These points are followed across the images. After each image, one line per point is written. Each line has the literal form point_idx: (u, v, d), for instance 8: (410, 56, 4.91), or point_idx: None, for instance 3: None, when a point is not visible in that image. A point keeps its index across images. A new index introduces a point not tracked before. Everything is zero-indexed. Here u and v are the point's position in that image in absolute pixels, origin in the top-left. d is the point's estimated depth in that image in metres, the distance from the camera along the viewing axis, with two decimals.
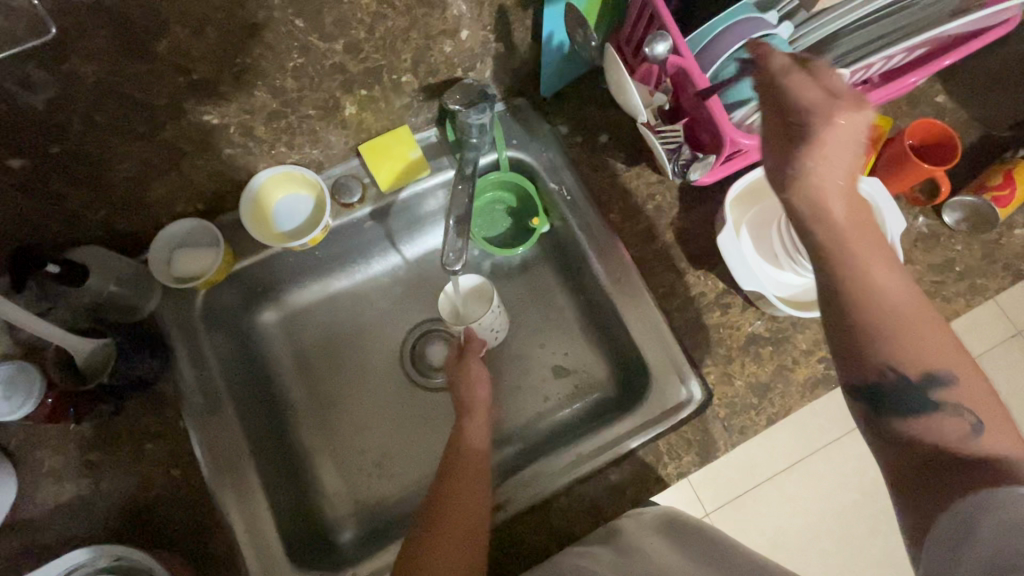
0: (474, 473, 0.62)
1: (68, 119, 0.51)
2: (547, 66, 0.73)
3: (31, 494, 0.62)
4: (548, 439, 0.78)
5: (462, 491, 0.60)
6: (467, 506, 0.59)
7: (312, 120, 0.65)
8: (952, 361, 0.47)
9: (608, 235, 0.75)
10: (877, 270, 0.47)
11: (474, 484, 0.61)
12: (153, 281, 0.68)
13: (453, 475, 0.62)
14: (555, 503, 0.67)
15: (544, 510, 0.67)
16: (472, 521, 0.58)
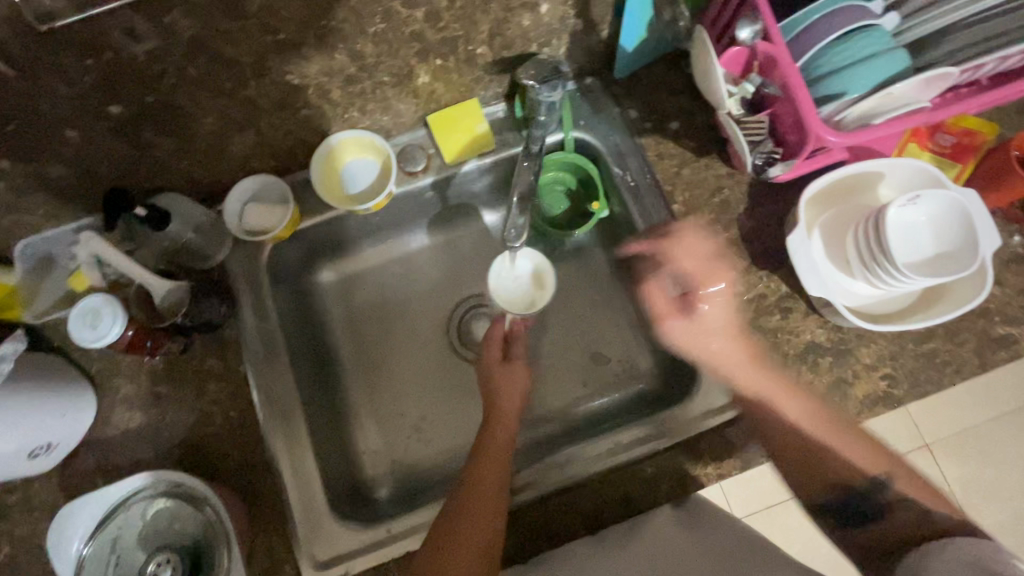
0: (494, 462, 0.63)
1: (162, 70, 0.53)
2: (624, 46, 0.71)
3: (107, 417, 0.67)
4: (584, 427, 0.79)
5: (484, 477, 0.61)
6: (487, 494, 0.60)
7: (385, 87, 0.66)
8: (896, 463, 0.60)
9: (670, 225, 0.73)
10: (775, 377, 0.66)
11: (497, 472, 0.62)
12: (225, 231, 0.71)
13: (481, 463, 0.62)
14: (584, 489, 0.67)
15: (571, 495, 0.67)
16: (489, 504, 0.59)
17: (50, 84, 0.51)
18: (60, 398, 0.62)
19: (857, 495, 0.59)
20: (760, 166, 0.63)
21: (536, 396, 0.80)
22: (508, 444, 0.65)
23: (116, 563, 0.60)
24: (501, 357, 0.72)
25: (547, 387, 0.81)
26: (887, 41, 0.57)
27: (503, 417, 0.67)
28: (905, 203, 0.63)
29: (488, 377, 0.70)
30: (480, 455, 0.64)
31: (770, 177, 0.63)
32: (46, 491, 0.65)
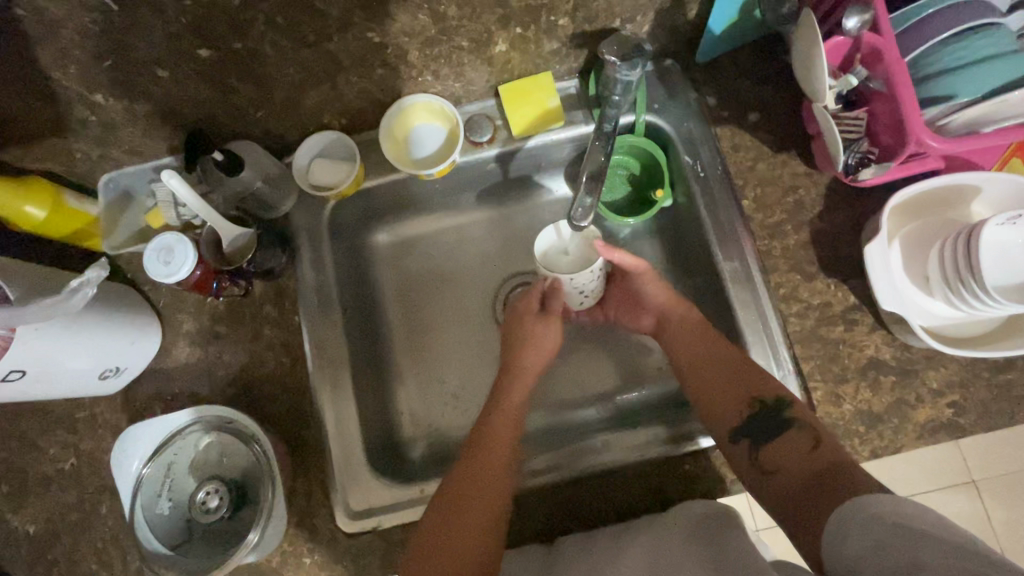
0: (500, 433, 0.65)
1: (254, 19, 0.54)
2: (711, 29, 0.67)
3: (169, 349, 0.71)
4: (610, 418, 0.78)
5: (493, 447, 0.64)
6: (491, 460, 0.62)
7: (462, 52, 0.65)
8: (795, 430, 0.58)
9: (737, 221, 0.70)
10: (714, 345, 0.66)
11: (504, 442, 0.64)
12: (292, 184, 0.73)
13: (483, 437, 0.64)
14: (607, 481, 0.66)
15: (591, 482, 0.66)
16: (491, 470, 0.62)
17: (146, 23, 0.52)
18: (132, 325, 0.66)
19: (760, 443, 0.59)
20: (849, 167, 0.59)
21: (559, 381, 0.81)
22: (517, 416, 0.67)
23: (169, 484, 0.64)
24: (539, 309, 0.73)
25: (582, 372, 0.81)
26: (1011, 43, 0.52)
27: (519, 378, 0.70)
28: (1005, 222, 0.56)
29: (520, 331, 0.72)
30: (488, 430, 0.65)
31: (856, 181, 0.58)
32: (111, 412, 0.69)
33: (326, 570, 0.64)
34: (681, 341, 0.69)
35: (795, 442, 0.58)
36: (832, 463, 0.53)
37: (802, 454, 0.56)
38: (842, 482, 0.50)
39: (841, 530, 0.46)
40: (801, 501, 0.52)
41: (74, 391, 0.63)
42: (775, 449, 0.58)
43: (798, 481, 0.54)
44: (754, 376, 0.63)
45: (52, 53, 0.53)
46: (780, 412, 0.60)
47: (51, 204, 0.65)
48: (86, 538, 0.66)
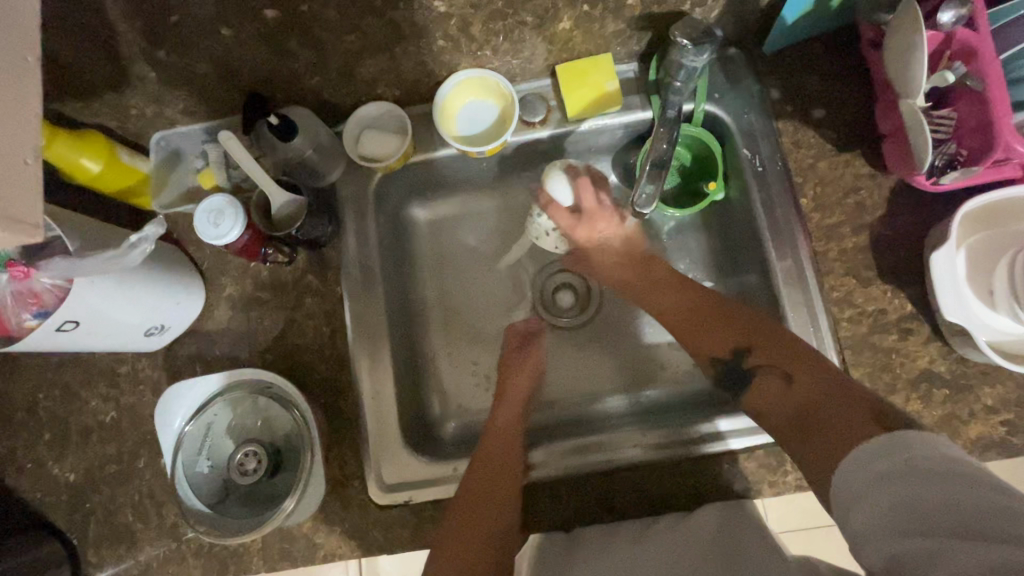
0: (504, 423, 0.69)
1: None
2: (785, 17, 0.65)
3: (211, 311, 0.71)
4: (638, 412, 0.76)
5: (495, 459, 0.65)
6: (503, 447, 0.66)
7: (525, 28, 0.63)
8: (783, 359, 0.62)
9: (792, 218, 0.68)
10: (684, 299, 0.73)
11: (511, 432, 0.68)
12: (341, 153, 0.72)
13: (494, 431, 0.68)
14: (618, 477, 0.66)
15: (608, 477, 0.66)
16: (507, 466, 0.65)
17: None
18: (178, 284, 0.66)
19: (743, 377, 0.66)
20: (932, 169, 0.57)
21: (580, 374, 0.80)
22: (522, 404, 0.72)
23: (208, 445, 0.64)
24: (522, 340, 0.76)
25: (607, 365, 0.80)
26: None
27: (521, 373, 0.74)
28: None
29: (508, 362, 0.74)
30: (495, 424, 0.69)
31: (936, 185, 0.57)
32: (152, 369, 0.70)
33: (356, 541, 0.64)
34: (655, 296, 0.75)
35: (770, 382, 0.62)
36: (823, 395, 0.57)
37: (780, 392, 0.60)
38: (835, 416, 0.54)
39: (850, 494, 0.47)
40: (796, 429, 0.56)
41: (121, 346, 0.64)
42: (756, 391, 0.63)
43: (786, 419, 0.58)
44: (728, 325, 0.68)
45: (121, 5, 0.52)
46: (745, 357, 0.66)
47: (106, 159, 0.65)
48: (124, 490, 0.68)
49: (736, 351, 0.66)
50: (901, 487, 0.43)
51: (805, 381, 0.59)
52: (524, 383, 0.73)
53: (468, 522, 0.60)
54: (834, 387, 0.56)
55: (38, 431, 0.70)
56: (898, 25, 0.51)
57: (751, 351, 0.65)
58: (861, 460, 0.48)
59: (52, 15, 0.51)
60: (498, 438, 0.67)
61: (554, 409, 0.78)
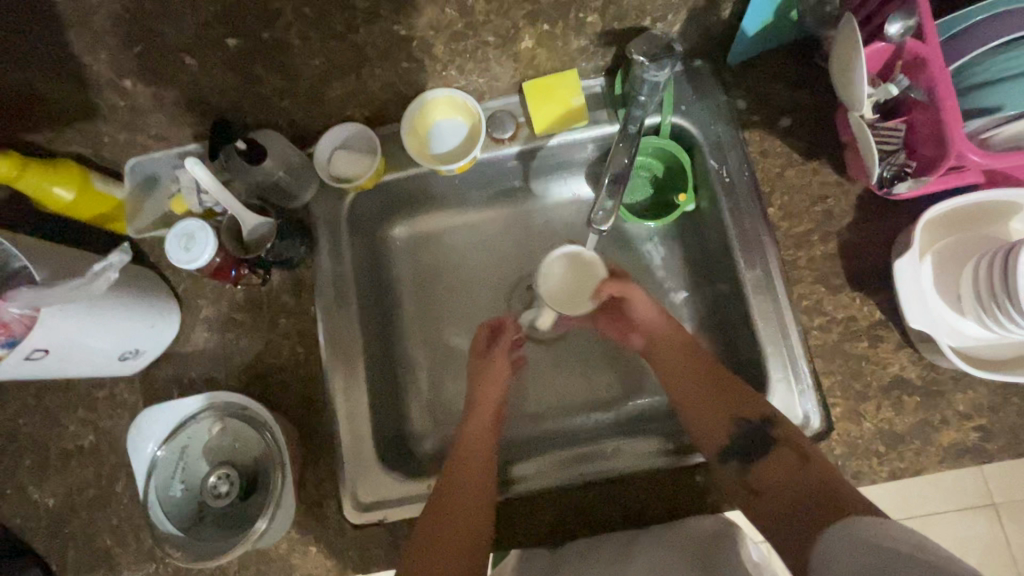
0: (477, 439, 0.69)
1: (282, 8, 0.54)
2: (746, 30, 0.65)
3: (187, 334, 0.72)
4: (622, 425, 0.77)
5: (471, 471, 0.65)
6: (474, 459, 0.67)
7: (488, 48, 0.64)
8: (785, 453, 0.60)
9: (761, 228, 0.68)
10: (687, 368, 0.70)
11: (484, 448, 0.68)
12: (313, 174, 0.73)
13: (465, 446, 0.68)
14: (594, 488, 0.66)
15: (590, 490, 0.66)
16: (480, 484, 0.64)
17: (174, 9, 0.52)
18: (151, 308, 0.67)
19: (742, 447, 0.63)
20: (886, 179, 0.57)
21: (556, 387, 0.80)
22: (493, 415, 0.72)
23: (183, 467, 0.65)
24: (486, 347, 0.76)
25: (585, 376, 0.80)
26: None
27: (493, 383, 0.73)
28: None
29: (481, 368, 0.74)
30: (465, 438, 0.69)
31: (892, 194, 0.57)
32: (129, 393, 0.71)
33: (331, 561, 0.64)
34: (669, 361, 0.72)
35: (782, 459, 0.60)
36: (822, 483, 0.56)
37: (788, 474, 0.59)
38: (834, 501, 0.54)
39: (829, 552, 0.48)
40: (794, 517, 0.55)
41: (95, 371, 0.65)
42: (763, 468, 0.61)
43: (788, 501, 0.57)
44: (740, 395, 0.65)
45: (83, 37, 0.53)
46: (767, 431, 0.62)
47: (78, 187, 0.66)
48: (102, 514, 0.68)
49: (752, 421, 0.63)
50: (880, 562, 0.43)
51: (818, 471, 0.58)
52: (495, 393, 0.73)
53: (439, 532, 0.60)
54: (831, 480, 0.56)
55: (18, 456, 0.70)
56: (844, 40, 0.52)
57: (775, 423, 0.62)
58: (844, 528, 0.49)
59: (15, 49, 0.52)
60: (470, 451, 0.68)
61: (536, 421, 0.78)
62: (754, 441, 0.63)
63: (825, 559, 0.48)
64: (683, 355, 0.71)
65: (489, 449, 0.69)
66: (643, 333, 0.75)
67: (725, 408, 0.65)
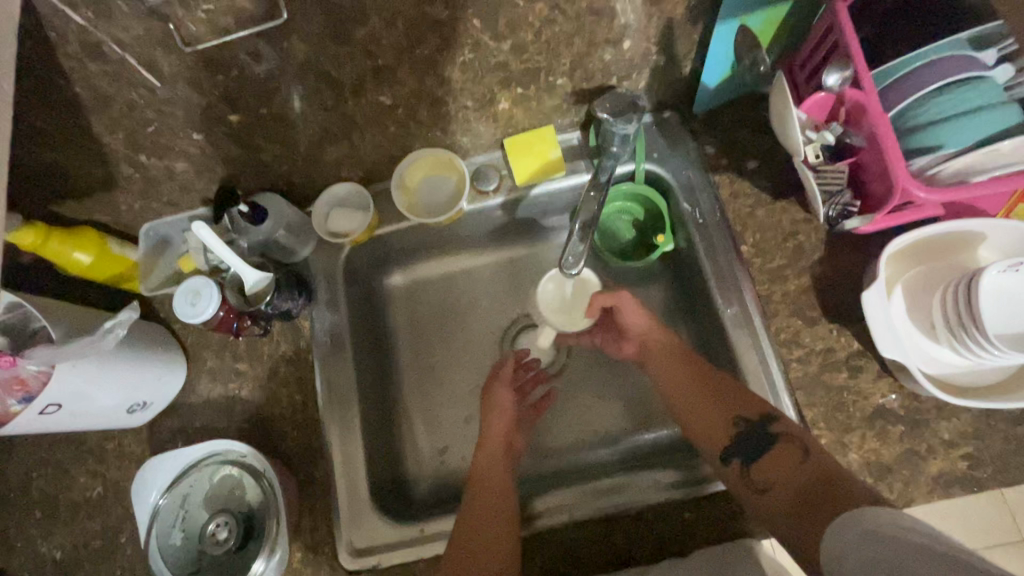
0: (501, 482, 0.69)
1: (279, 88, 0.61)
2: (705, 84, 0.70)
3: (193, 386, 0.75)
4: (622, 460, 0.78)
5: (497, 495, 0.68)
6: (498, 484, 0.69)
7: (468, 111, 0.70)
8: (791, 456, 0.60)
9: (735, 264, 0.71)
10: (673, 367, 0.73)
11: (500, 476, 0.70)
12: (312, 230, 0.78)
13: (482, 484, 0.69)
14: (600, 522, 0.66)
15: (606, 526, 0.66)
16: (503, 511, 0.66)
17: (181, 94, 0.59)
18: (158, 362, 0.71)
19: (750, 439, 0.63)
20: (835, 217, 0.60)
21: (557, 428, 0.81)
22: (503, 443, 0.74)
23: (183, 517, 0.67)
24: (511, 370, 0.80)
25: (578, 418, 0.81)
26: (995, 96, 0.54)
27: (499, 410, 0.76)
28: (1007, 269, 0.56)
29: (493, 395, 0.77)
30: (476, 473, 0.71)
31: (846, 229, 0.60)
32: (137, 444, 0.74)
33: None
34: (662, 364, 0.74)
35: (784, 455, 0.61)
36: (827, 471, 0.57)
37: (793, 470, 0.59)
38: (841, 492, 0.54)
39: (839, 549, 0.48)
40: (804, 504, 0.56)
41: (103, 424, 0.68)
42: (767, 466, 0.61)
43: (793, 495, 0.57)
44: (742, 395, 0.66)
45: (103, 120, 0.60)
46: (767, 428, 0.63)
47: (96, 252, 0.71)
48: (108, 565, 0.70)
49: (752, 419, 0.64)
50: (885, 553, 0.44)
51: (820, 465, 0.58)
52: (502, 422, 0.75)
53: (472, 551, 0.62)
54: (833, 470, 0.57)
55: (30, 510, 0.73)
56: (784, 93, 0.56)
57: (775, 420, 0.63)
58: (854, 519, 0.49)
59: (44, 133, 0.59)
60: (491, 480, 0.70)
61: (543, 461, 0.80)
62: (756, 442, 0.63)
63: (835, 557, 0.48)
64: (672, 362, 0.73)
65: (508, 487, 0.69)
66: (635, 341, 0.78)
67: (720, 410, 0.66)
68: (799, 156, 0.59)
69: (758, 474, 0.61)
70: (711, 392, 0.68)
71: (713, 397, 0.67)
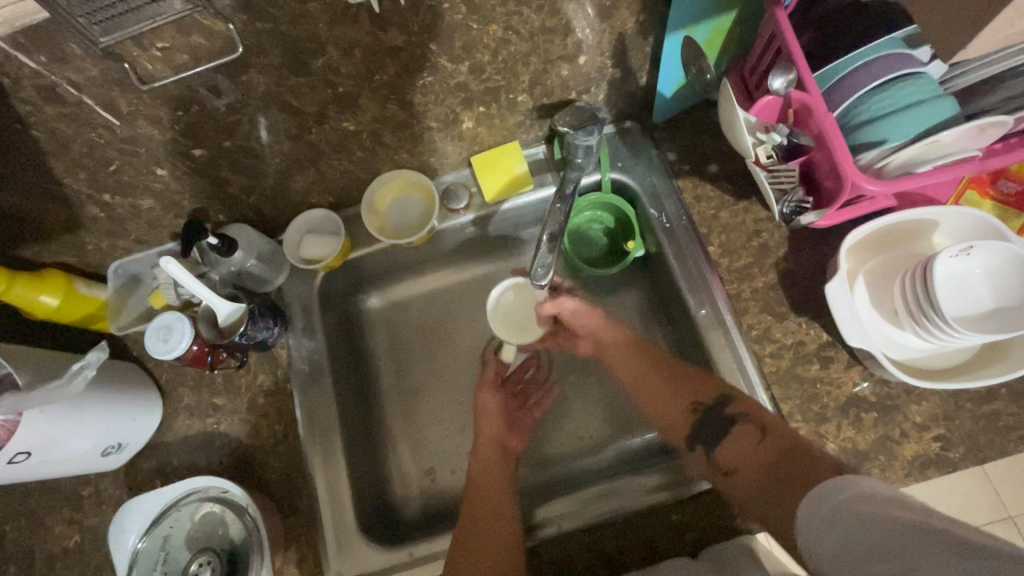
0: (497, 493, 0.73)
1: (243, 118, 0.62)
2: (662, 92, 0.73)
3: (169, 423, 0.74)
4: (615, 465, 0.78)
5: (496, 507, 0.71)
6: (493, 497, 0.72)
7: (433, 132, 0.72)
8: (749, 438, 0.67)
9: (703, 265, 0.73)
10: (629, 362, 0.80)
11: (498, 489, 0.73)
12: (285, 259, 0.78)
13: (477, 499, 0.72)
14: (593, 531, 0.66)
15: (605, 533, 0.66)
16: (500, 525, 0.68)
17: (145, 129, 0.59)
18: (132, 402, 0.70)
19: (711, 422, 0.71)
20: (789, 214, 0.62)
21: (548, 437, 0.82)
22: (497, 452, 0.77)
23: (164, 559, 0.66)
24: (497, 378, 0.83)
25: (561, 429, 0.82)
26: (932, 90, 0.57)
27: (486, 418, 0.79)
28: (957, 254, 0.59)
29: (482, 406, 0.80)
30: (473, 486, 0.74)
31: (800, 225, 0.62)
32: (113, 487, 0.72)
33: None
34: (621, 360, 0.80)
35: (745, 435, 0.67)
36: (785, 444, 0.63)
37: (752, 447, 0.66)
38: (804, 470, 0.60)
39: (821, 520, 0.52)
40: (775, 483, 0.62)
41: (77, 469, 0.67)
42: (730, 450, 0.68)
43: (757, 476, 0.64)
44: (699, 382, 0.72)
45: (64, 161, 0.60)
46: (722, 410, 0.69)
47: (63, 293, 0.70)
48: None
49: (706, 404, 0.71)
50: (857, 524, 0.48)
51: (777, 439, 0.64)
52: (492, 428, 0.79)
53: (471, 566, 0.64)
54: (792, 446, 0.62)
55: (3, 564, 0.70)
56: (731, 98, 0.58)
57: (730, 401, 0.68)
58: (830, 491, 0.54)
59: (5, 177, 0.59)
60: (489, 494, 0.72)
61: (535, 471, 0.80)
62: (715, 425, 0.71)
63: (814, 528, 0.52)
64: (629, 357, 0.80)
65: (507, 501, 0.72)
66: (590, 339, 0.84)
67: (679, 398, 0.74)
68: (750, 159, 0.63)
69: (723, 457, 0.69)
70: (668, 379, 0.75)
71: (669, 384, 0.75)
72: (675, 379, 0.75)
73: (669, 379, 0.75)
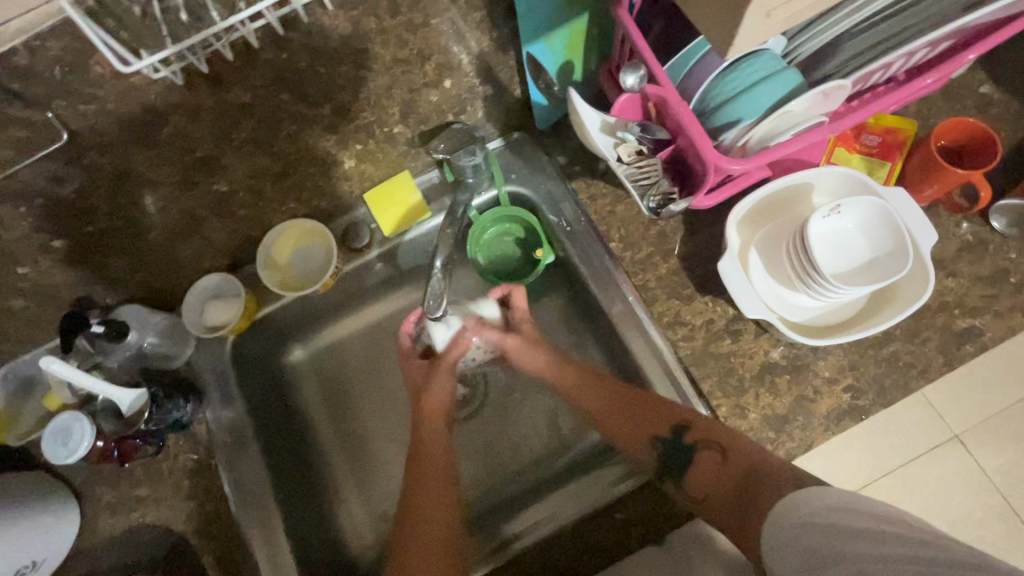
0: (438, 496, 0.67)
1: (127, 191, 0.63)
2: (538, 101, 0.73)
3: (91, 528, 0.69)
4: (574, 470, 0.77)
5: (435, 522, 0.65)
6: (441, 500, 0.67)
7: (315, 177, 0.72)
8: (712, 464, 0.61)
9: (609, 262, 0.73)
10: (592, 385, 0.71)
11: (445, 489, 0.68)
12: (187, 332, 0.74)
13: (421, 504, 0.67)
14: (552, 546, 0.66)
15: (566, 547, 0.65)
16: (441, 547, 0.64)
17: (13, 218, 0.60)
18: (42, 514, 0.65)
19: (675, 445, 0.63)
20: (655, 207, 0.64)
21: (498, 457, 0.80)
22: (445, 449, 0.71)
23: None
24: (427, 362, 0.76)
25: (508, 448, 0.79)
26: (776, 65, 0.59)
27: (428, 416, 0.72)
28: (828, 215, 0.62)
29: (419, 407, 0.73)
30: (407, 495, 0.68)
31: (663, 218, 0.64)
32: None
33: None
34: (578, 388, 0.71)
35: (706, 459, 0.62)
36: (750, 462, 0.59)
37: (717, 470, 0.61)
38: (765, 489, 0.55)
39: (793, 528, 0.49)
40: (740, 504, 0.57)
41: None
42: (696, 476, 0.62)
43: (727, 497, 0.59)
44: (660, 409, 0.65)
45: None
46: (683, 434, 0.63)
47: None
48: None
49: (666, 433, 0.64)
50: (838, 537, 0.45)
51: (738, 457, 0.60)
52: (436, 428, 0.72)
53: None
54: (756, 463, 0.58)
55: None
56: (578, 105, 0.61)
57: (689, 428, 0.63)
58: (807, 499, 0.50)
59: None
60: (431, 496, 0.67)
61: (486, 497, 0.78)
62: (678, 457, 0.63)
63: (779, 542, 0.49)
64: (573, 364, 0.73)
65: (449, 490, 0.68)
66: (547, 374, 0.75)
67: (640, 423, 0.65)
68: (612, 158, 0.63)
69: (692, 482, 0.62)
70: (622, 395, 0.68)
71: (628, 408, 0.67)
72: (632, 398, 0.67)
73: (624, 393, 0.68)
